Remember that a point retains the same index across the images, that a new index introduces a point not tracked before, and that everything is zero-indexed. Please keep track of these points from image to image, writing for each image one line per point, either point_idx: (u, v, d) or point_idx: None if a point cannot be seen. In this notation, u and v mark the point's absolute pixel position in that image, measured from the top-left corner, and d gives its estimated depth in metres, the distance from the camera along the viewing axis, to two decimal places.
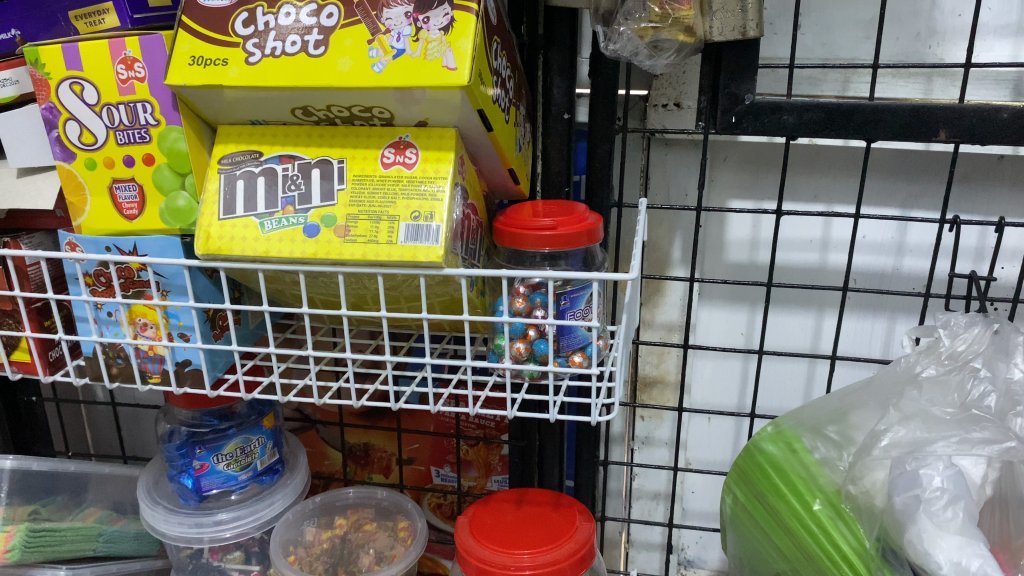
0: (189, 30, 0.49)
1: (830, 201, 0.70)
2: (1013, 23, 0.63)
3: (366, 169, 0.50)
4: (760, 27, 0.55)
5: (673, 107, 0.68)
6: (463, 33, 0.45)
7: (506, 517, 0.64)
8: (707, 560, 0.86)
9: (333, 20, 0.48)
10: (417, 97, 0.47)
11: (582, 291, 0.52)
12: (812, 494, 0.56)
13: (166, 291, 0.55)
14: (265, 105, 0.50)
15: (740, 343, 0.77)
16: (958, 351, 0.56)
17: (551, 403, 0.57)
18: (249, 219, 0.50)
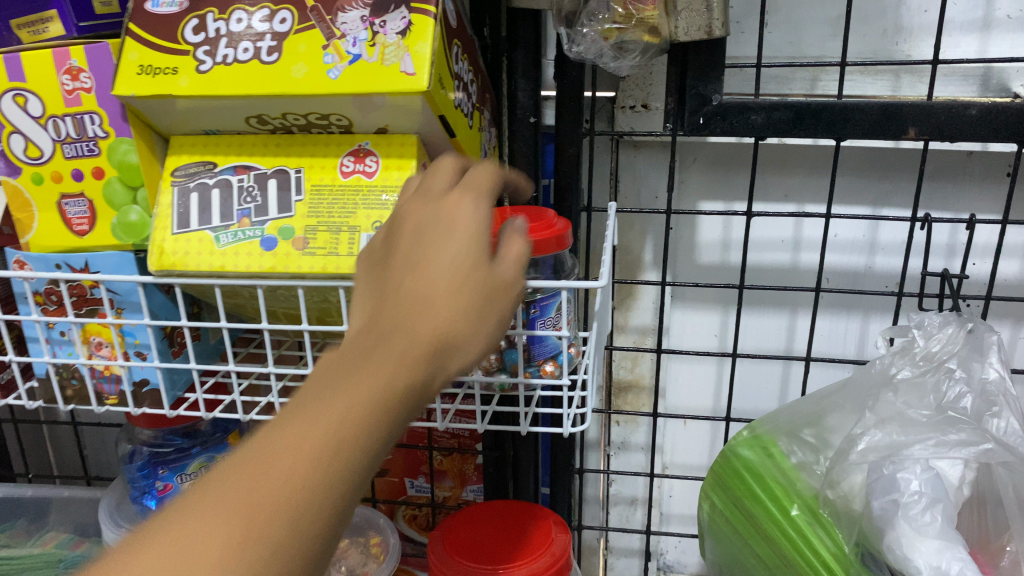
0: (137, 38, 0.47)
1: (801, 201, 0.70)
2: (979, 19, 0.63)
3: (326, 178, 0.48)
4: (726, 26, 0.54)
5: (641, 109, 0.67)
6: (421, 36, 0.44)
7: (481, 530, 0.63)
8: (686, 565, 0.86)
9: (286, 25, 0.46)
10: (377, 103, 0.45)
11: (552, 299, 0.50)
12: (789, 500, 0.55)
13: (121, 308, 0.52)
14: (218, 114, 0.48)
15: (714, 345, 0.76)
16: (933, 352, 0.56)
17: (522, 415, 0.55)
18: (203, 233, 0.48)
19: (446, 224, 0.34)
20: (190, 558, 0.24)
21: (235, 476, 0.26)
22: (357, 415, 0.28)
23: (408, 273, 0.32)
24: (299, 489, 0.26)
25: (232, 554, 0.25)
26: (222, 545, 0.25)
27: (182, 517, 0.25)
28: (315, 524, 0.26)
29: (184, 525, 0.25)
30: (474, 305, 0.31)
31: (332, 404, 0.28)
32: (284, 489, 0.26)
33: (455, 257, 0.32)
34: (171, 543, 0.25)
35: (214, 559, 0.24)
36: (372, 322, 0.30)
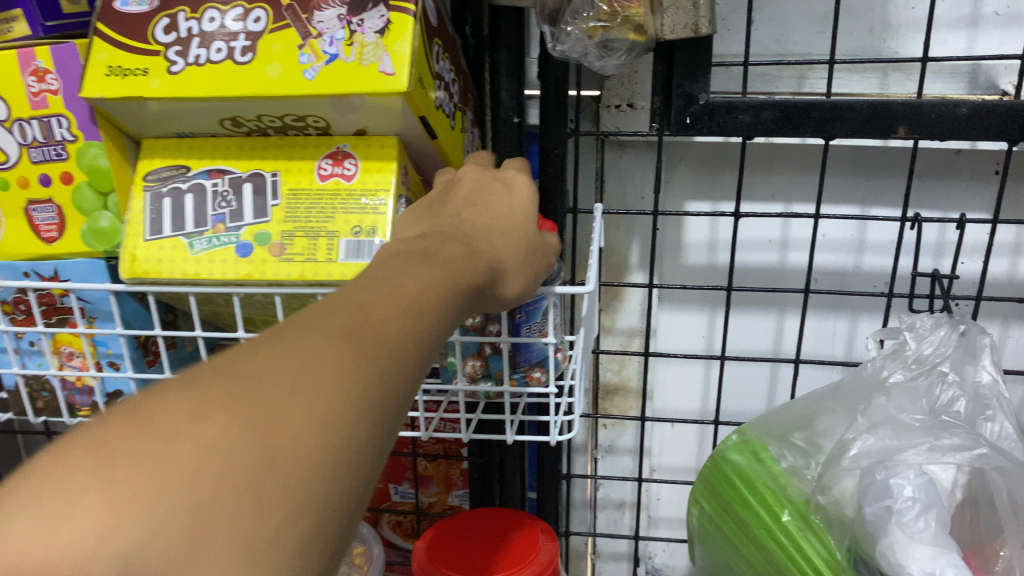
0: (105, 38, 0.45)
1: (788, 201, 0.69)
2: (967, 16, 0.62)
3: (303, 182, 0.47)
4: (713, 24, 0.53)
5: (626, 108, 0.66)
6: (400, 35, 0.43)
7: (467, 539, 0.61)
8: (675, 568, 0.84)
9: (260, 24, 0.44)
10: (355, 105, 0.44)
11: (541, 303, 0.49)
12: (780, 505, 0.54)
13: (92, 318, 0.51)
14: (191, 117, 0.46)
15: (701, 347, 0.75)
16: (925, 354, 0.55)
17: (509, 423, 0.54)
18: (177, 240, 0.47)
19: (504, 189, 0.46)
20: (318, 357, 0.27)
21: (344, 308, 0.30)
22: (440, 289, 0.34)
23: (472, 215, 0.42)
24: (400, 331, 0.31)
25: (351, 357, 0.28)
26: (344, 353, 0.28)
27: (299, 329, 0.29)
28: (408, 361, 0.30)
29: (305, 335, 0.28)
30: (518, 249, 0.42)
31: (421, 277, 0.34)
32: (389, 325, 0.30)
33: (520, 204, 0.45)
34: (297, 344, 0.28)
35: (337, 359, 0.28)
36: (442, 237, 0.38)
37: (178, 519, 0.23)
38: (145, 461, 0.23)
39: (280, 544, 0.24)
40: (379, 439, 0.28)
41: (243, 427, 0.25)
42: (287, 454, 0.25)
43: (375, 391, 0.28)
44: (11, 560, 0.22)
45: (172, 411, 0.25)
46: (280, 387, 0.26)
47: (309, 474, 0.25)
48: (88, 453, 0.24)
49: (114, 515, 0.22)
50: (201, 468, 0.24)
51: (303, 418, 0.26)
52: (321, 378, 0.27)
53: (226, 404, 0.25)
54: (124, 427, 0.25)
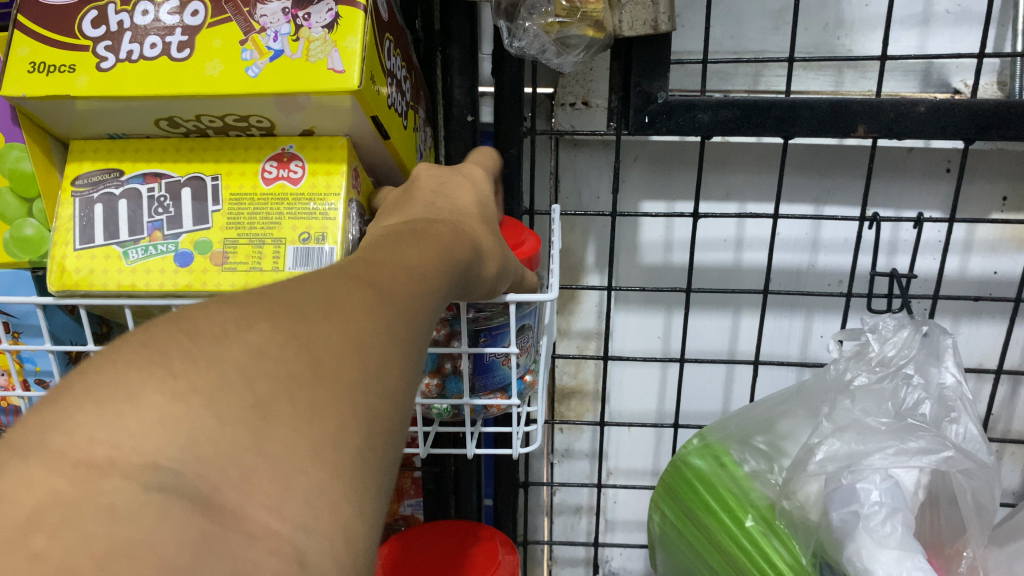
0: (26, 32, 0.42)
1: (743, 200, 0.68)
2: (919, 13, 0.62)
3: (247, 185, 0.44)
4: (672, 21, 0.52)
5: (581, 106, 0.64)
6: (350, 30, 0.40)
7: (425, 556, 0.59)
8: (632, 571, 0.83)
9: (198, 18, 0.41)
10: (301, 104, 0.41)
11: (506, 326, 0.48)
12: (743, 510, 0.53)
13: (17, 333, 0.47)
14: (124, 116, 0.43)
15: (658, 348, 0.74)
16: (888, 357, 0.55)
17: (468, 435, 0.52)
18: (110, 249, 0.44)
19: (472, 186, 0.44)
20: (342, 293, 0.26)
21: (353, 267, 0.29)
22: (436, 261, 0.33)
23: (451, 208, 0.40)
24: (413, 288, 0.29)
25: (372, 299, 0.27)
26: (365, 295, 0.27)
27: (316, 277, 0.27)
28: (423, 315, 0.29)
29: (324, 278, 0.27)
30: (496, 241, 0.41)
31: (417, 250, 0.33)
32: (400, 281, 0.29)
33: (490, 206, 0.44)
34: (320, 281, 0.26)
35: (361, 298, 0.26)
36: (425, 220, 0.37)
37: (241, 411, 0.20)
38: (199, 355, 0.21)
39: (340, 446, 0.21)
40: (409, 377, 0.26)
41: (289, 336, 0.23)
42: (331, 368, 0.23)
43: (400, 331, 0.27)
44: (77, 448, 0.18)
45: (214, 314, 0.22)
46: (313, 307, 0.24)
47: (353, 387, 0.23)
48: (138, 349, 0.21)
49: (181, 404, 0.19)
50: (255, 367, 0.21)
51: (340, 338, 0.24)
52: (349, 309, 0.25)
53: (264, 312, 0.23)
54: (168, 326, 0.22)
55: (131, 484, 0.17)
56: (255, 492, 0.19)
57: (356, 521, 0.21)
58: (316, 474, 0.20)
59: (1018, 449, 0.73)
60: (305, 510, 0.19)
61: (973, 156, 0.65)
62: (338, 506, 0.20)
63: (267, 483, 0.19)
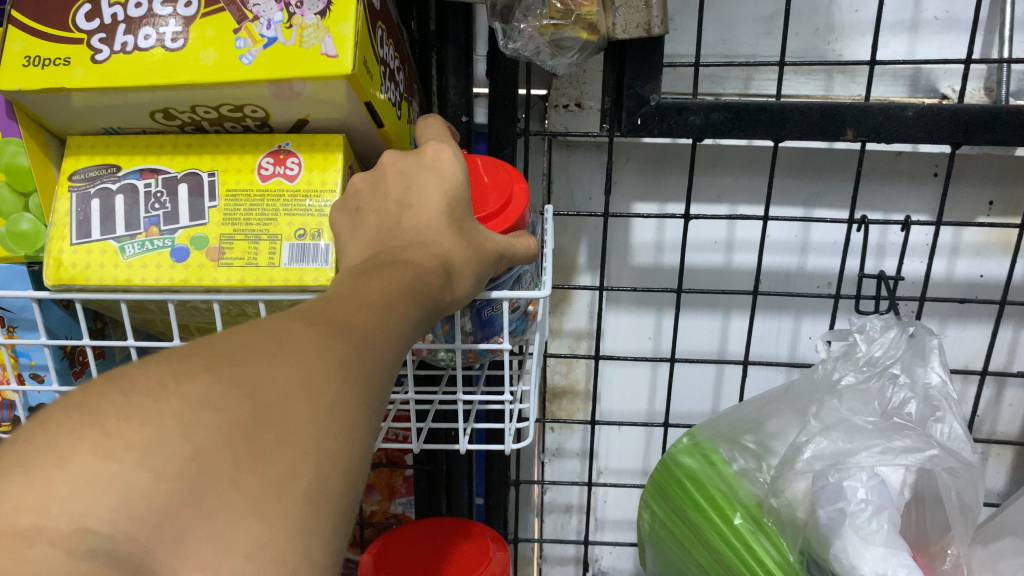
0: (21, 26, 0.42)
1: (734, 202, 0.69)
2: (908, 19, 0.63)
3: (242, 181, 0.44)
4: (664, 24, 0.52)
5: (574, 108, 0.65)
6: (342, 17, 0.41)
7: (416, 553, 0.60)
8: (621, 570, 0.84)
9: (191, 8, 0.42)
10: (295, 92, 0.42)
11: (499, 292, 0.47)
12: (732, 508, 0.54)
13: (13, 327, 0.48)
14: (120, 110, 0.44)
15: (649, 348, 0.75)
16: (875, 356, 0.55)
17: (460, 431, 0.52)
18: (107, 243, 0.44)
19: (439, 179, 0.41)
20: (294, 333, 0.28)
21: (314, 303, 0.31)
22: (405, 287, 0.35)
23: (412, 231, 0.39)
24: (374, 320, 0.31)
25: (325, 335, 0.29)
26: (319, 332, 0.29)
27: (275, 317, 0.30)
28: (383, 344, 0.31)
29: (280, 320, 0.29)
30: (466, 248, 0.40)
31: (385, 278, 0.35)
32: (361, 315, 0.31)
33: (464, 198, 0.42)
34: (275, 323, 0.29)
35: (313, 336, 0.28)
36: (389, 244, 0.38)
37: (179, 465, 0.23)
38: (131, 411, 0.23)
39: (284, 494, 0.24)
40: (367, 407, 0.29)
41: (232, 385, 0.25)
42: (277, 416, 0.25)
43: (355, 364, 0.29)
44: (5, 517, 0.20)
45: (153, 368, 0.25)
46: (260, 352, 0.27)
47: (301, 430, 0.26)
48: (70, 412, 0.23)
49: (113, 461, 0.22)
50: (196, 418, 0.24)
51: (288, 384, 0.26)
52: (299, 348, 0.28)
53: (208, 365, 0.25)
54: (104, 385, 0.24)
55: (57, 552, 0.20)
56: (191, 552, 0.22)
57: (304, 565, 0.24)
58: (255, 527, 0.23)
59: (1003, 451, 0.74)
60: (246, 562, 0.23)
61: (961, 160, 0.66)
62: (280, 556, 0.23)
63: (206, 541, 0.23)
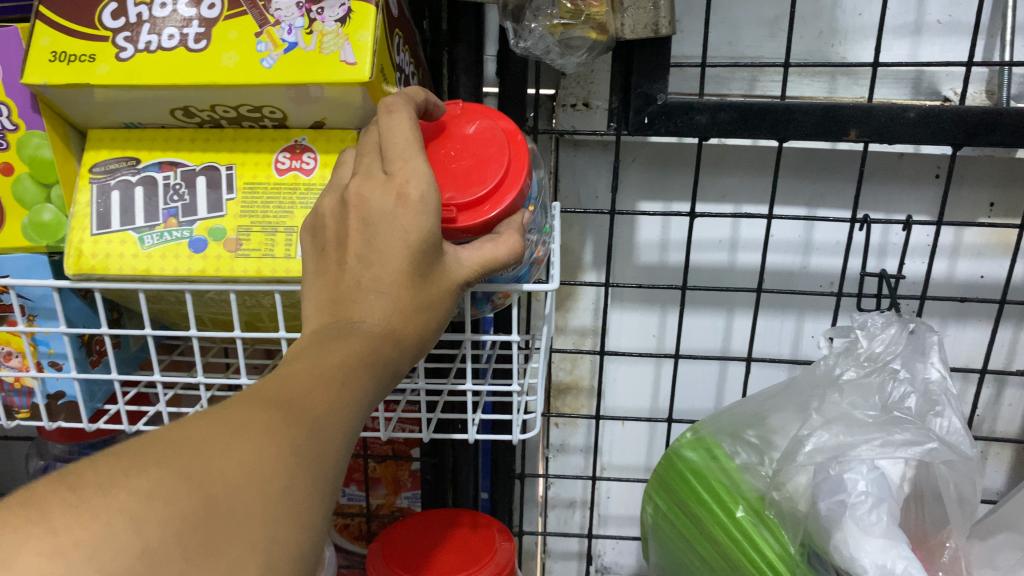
0: (48, 22, 0.43)
1: (738, 201, 0.70)
2: (911, 23, 0.64)
3: (259, 176, 0.45)
4: (672, 24, 0.54)
5: (582, 107, 0.66)
6: (362, 24, 0.42)
7: (422, 543, 0.61)
8: (623, 566, 0.85)
9: (215, 11, 0.43)
10: (313, 95, 0.43)
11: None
12: (734, 501, 0.55)
13: (32, 316, 0.49)
14: (141, 106, 0.45)
15: (652, 346, 0.76)
16: (877, 352, 0.56)
17: (468, 422, 0.53)
18: (127, 234, 0.45)
19: (405, 234, 0.35)
20: (245, 419, 0.28)
21: (267, 382, 0.31)
22: (365, 355, 0.33)
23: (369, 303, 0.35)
24: (331, 398, 0.31)
25: (277, 420, 0.28)
26: (270, 418, 0.28)
27: (225, 402, 0.29)
28: (338, 426, 0.30)
29: (231, 403, 0.29)
30: (430, 307, 0.36)
31: (344, 347, 0.33)
32: (316, 392, 0.31)
33: (434, 247, 0.36)
34: (226, 409, 0.28)
35: (263, 423, 0.28)
36: (351, 303, 0.35)
37: (126, 564, 0.22)
38: (81, 506, 0.23)
39: None
40: (319, 498, 0.28)
41: (182, 477, 0.25)
42: (228, 509, 0.25)
43: (308, 451, 0.28)
44: None
45: (101, 465, 0.25)
46: (208, 442, 0.26)
47: (253, 527, 0.25)
48: (17, 509, 0.23)
49: (59, 562, 0.21)
50: (145, 513, 0.23)
51: (238, 473, 0.26)
52: (251, 436, 0.27)
53: (157, 457, 0.25)
54: (52, 482, 0.24)
55: None
56: None
57: None
58: None
59: (1002, 450, 0.75)
60: None
61: (962, 162, 0.67)
62: None
63: None
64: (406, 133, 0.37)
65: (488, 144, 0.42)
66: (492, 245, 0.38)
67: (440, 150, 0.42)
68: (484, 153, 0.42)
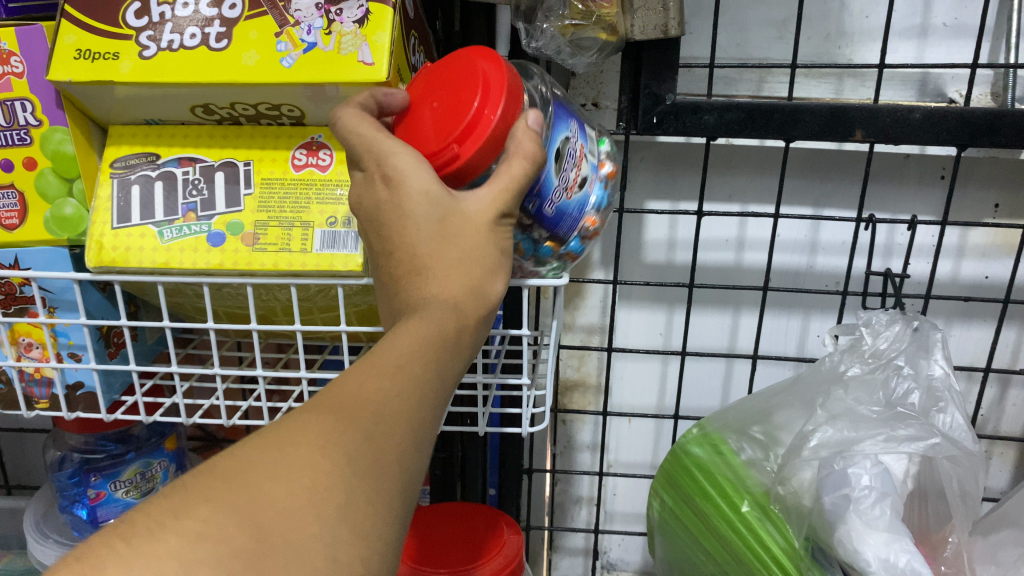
0: (73, 21, 0.44)
1: (745, 201, 0.70)
2: (917, 26, 0.65)
3: (277, 172, 0.46)
4: (681, 27, 0.54)
5: (591, 107, 0.67)
6: (380, 26, 0.42)
7: (431, 535, 0.62)
8: (629, 563, 0.85)
9: (236, 11, 0.44)
10: (330, 94, 0.44)
11: (546, 177, 0.41)
12: (739, 496, 0.56)
13: (53, 308, 0.50)
14: (162, 103, 0.46)
15: (659, 344, 0.77)
16: (880, 349, 0.57)
17: (479, 415, 0.54)
18: (146, 228, 0.46)
19: (407, 221, 0.35)
20: (301, 431, 0.28)
21: (330, 388, 0.31)
22: (417, 334, 0.33)
23: (406, 288, 0.36)
24: (388, 387, 0.30)
25: (334, 428, 0.29)
26: (326, 423, 0.29)
27: (290, 416, 0.30)
28: (401, 418, 0.30)
29: (290, 420, 0.29)
30: (471, 262, 0.36)
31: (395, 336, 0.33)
32: (370, 387, 0.30)
33: (444, 213, 0.35)
34: (286, 424, 0.29)
35: (318, 431, 0.28)
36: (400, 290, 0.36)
37: None
38: (131, 558, 0.23)
39: None
40: (382, 503, 0.28)
41: (231, 512, 0.25)
42: (281, 535, 0.25)
43: (366, 456, 0.28)
44: None
45: (151, 511, 0.25)
46: (266, 465, 0.27)
47: (309, 544, 0.26)
48: (71, 566, 0.24)
49: None
50: (193, 556, 0.24)
51: (290, 494, 0.26)
52: (304, 454, 0.27)
53: (210, 491, 0.26)
54: (104, 534, 0.25)
55: None
56: None
57: None
58: None
59: (1006, 449, 0.75)
60: None
61: (967, 163, 0.67)
62: None
63: None
64: (363, 125, 0.37)
65: (457, 74, 0.39)
66: (519, 161, 0.37)
67: (418, 111, 0.39)
68: (458, 85, 0.38)
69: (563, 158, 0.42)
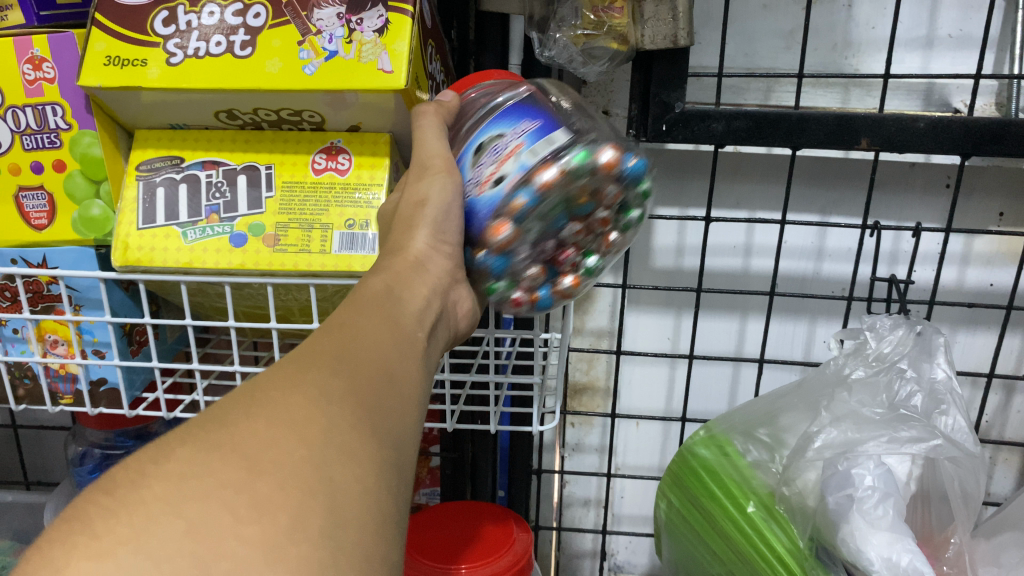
0: (103, 28, 0.46)
1: (752, 208, 0.72)
2: (923, 37, 0.66)
3: (296, 175, 0.48)
4: (690, 36, 0.55)
5: (603, 114, 0.69)
6: (399, 35, 0.44)
7: (442, 533, 0.63)
8: (636, 564, 0.86)
9: (260, 20, 0.45)
10: (348, 101, 0.45)
11: (464, 166, 0.44)
12: (745, 496, 0.57)
13: (79, 306, 0.51)
14: (188, 108, 0.47)
15: (667, 348, 0.78)
16: (885, 352, 0.58)
17: (492, 414, 0.56)
18: (171, 229, 0.48)
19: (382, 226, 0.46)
20: (266, 376, 0.29)
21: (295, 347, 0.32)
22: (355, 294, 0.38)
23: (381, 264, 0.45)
24: (337, 338, 0.32)
25: (300, 372, 0.30)
26: (288, 368, 0.30)
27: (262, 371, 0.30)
28: (366, 367, 0.32)
29: (259, 374, 0.30)
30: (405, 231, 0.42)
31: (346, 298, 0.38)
32: (328, 339, 0.32)
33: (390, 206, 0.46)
34: (251, 377, 0.30)
35: (280, 373, 0.29)
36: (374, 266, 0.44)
37: (175, 540, 0.22)
38: (117, 509, 0.23)
39: (298, 538, 0.23)
40: (366, 427, 0.29)
41: (211, 449, 0.25)
42: (268, 461, 0.25)
43: (336, 389, 0.29)
44: None
45: (132, 463, 0.25)
46: (236, 409, 0.27)
47: (300, 463, 0.25)
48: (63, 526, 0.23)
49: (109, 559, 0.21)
50: (177, 495, 0.23)
51: (270, 425, 0.26)
52: (277, 394, 0.28)
53: (193, 434, 0.26)
54: (90, 490, 0.24)
55: None
56: None
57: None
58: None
59: (1010, 455, 0.76)
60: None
61: (971, 172, 0.68)
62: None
63: None
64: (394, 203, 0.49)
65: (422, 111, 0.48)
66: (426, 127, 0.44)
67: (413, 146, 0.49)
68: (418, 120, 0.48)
69: (484, 153, 0.42)
